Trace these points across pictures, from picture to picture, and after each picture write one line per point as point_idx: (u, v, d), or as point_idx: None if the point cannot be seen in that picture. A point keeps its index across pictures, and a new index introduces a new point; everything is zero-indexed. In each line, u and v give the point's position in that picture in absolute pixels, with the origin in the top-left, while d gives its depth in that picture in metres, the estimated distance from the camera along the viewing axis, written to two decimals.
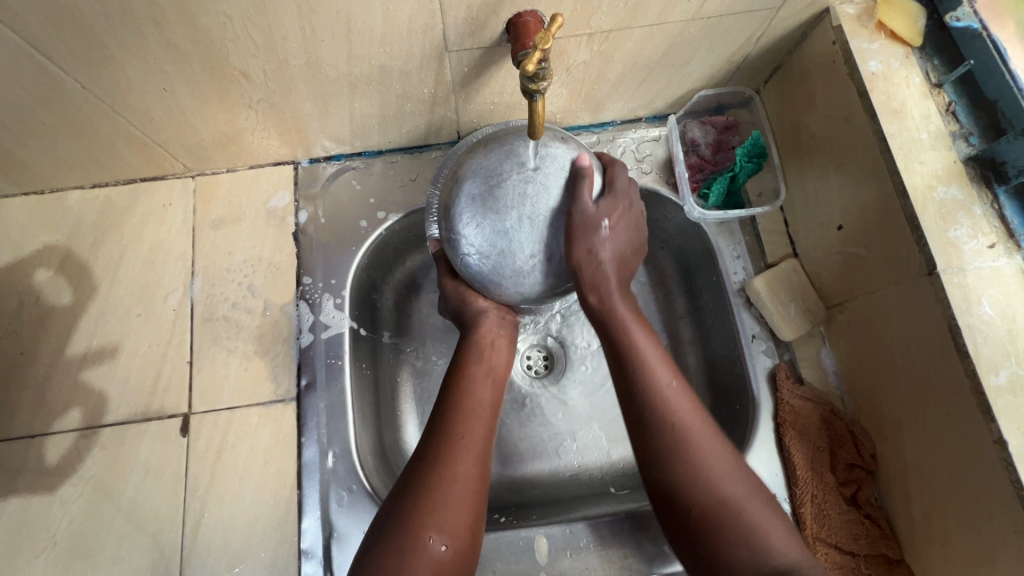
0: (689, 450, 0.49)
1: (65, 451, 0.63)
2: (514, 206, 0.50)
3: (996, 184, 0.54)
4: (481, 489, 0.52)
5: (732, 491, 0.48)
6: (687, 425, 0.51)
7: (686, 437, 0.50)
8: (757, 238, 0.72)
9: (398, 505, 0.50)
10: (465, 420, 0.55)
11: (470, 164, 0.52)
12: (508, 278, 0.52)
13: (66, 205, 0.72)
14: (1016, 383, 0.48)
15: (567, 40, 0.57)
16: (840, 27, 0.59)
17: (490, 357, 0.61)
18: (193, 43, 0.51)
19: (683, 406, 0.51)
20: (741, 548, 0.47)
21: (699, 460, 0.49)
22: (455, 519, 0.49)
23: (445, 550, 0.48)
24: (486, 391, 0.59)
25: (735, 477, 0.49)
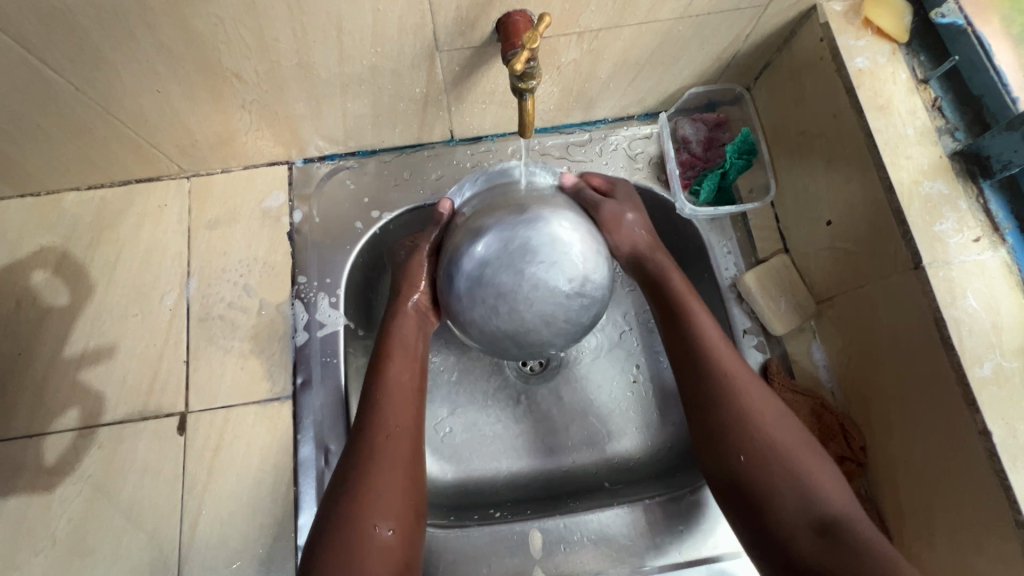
0: (740, 396, 0.54)
1: (63, 451, 0.64)
2: (484, 297, 0.53)
3: (981, 178, 0.55)
4: (413, 475, 0.54)
5: (790, 431, 0.53)
6: (732, 371, 0.55)
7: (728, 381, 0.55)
8: (749, 233, 0.73)
9: (337, 501, 0.51)
10: (389, 410, 0.56)
11: (488, 351, 0.57)
12: (569, 307, 0.53)
13: (63, 206, 0.72)
14: (1001, 374, 0.49)
15: (557, 39, 0.58)
16: (828, 24, 0.60)
17: (413, 344, 0.62)
18: (185, 45, 0.52)
19: (731, 358, 0.56)
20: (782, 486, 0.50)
21: (751, 406, 0.54)
22: (396, 504, 0.52)
23: (392, 534, 0.50)
24: (406, 374, 0.59)
25: (777, 421, 0.53)
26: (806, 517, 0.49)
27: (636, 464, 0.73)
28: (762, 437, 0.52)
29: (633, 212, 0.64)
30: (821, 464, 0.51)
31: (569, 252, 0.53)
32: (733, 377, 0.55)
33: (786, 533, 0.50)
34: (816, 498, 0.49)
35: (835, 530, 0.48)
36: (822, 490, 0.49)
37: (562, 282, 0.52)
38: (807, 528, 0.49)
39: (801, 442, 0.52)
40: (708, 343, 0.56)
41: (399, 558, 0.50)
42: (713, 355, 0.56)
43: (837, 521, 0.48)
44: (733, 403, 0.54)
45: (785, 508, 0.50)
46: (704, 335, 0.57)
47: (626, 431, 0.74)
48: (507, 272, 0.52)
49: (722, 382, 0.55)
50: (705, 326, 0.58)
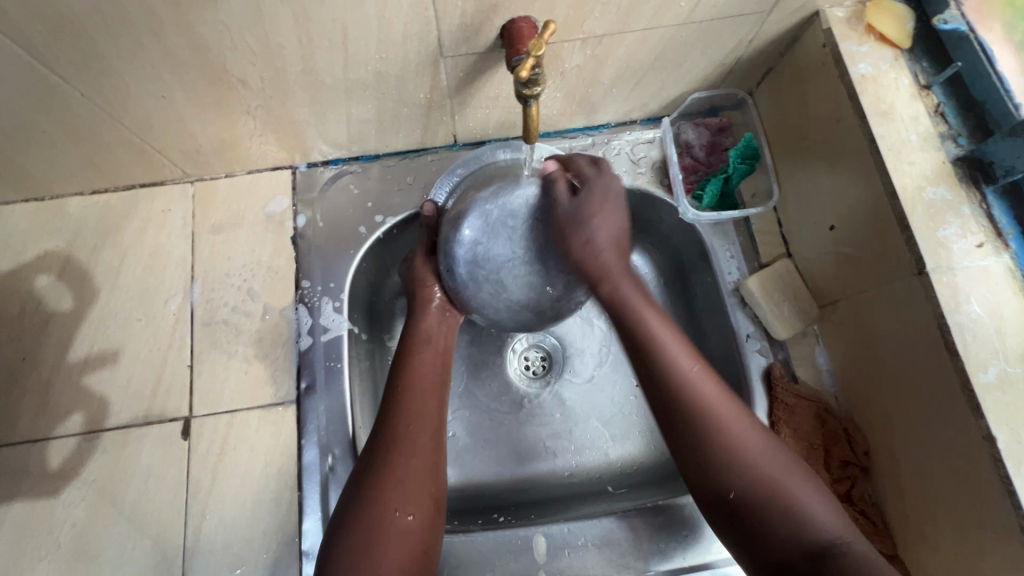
0: (722, 432, 0.50)
1: (68, 456, 0.64)
2: (486, 278, 0.57)
3: (984, 184, 0.55)
4: (437, 464, 0.55)
5: (776, 463, 0.50)
6: (716, 406, 0.51)
7: (709, 415, 0.51)
8: (751, 238, 0.73)
9: (361, 486, 0.52)
10: (416, 400, 0.57)
11: (508, 320, 0.61)
12: (563, 257, 0.57)
13: (67, 211, 0.72)
14: (1005, 380, 0.49)
15: (561, 45, 0.58)
16: (830, 30, 0.60)
17: (439, 338, 0.63)
18: (191, 51, 0.52)
19: (713, 390, 0.53)
20: (773, 522, 0.48)
21: (734, 443, 0.50)
22: (418, 491, 0.52)
23: (412, 520, 0.51)
24: (434, 368, 0.61)
25: (766, 453, 0.50)
26: (797, 548, 0.47)
27: (639, 468, 0.73)
28: (744, 472, 0.49)
29: (589, 217, 0.56)
30: (811, 491, 0.49)
31: (544, 205, 0.57)
32: (716, 411, 0.51)
33: (779, 567, 0.47)
34: (808, 530, 0.47)
35: (828, 557, 0.45)
36: (815, 520, 0.47)
37: (548, 236, 0.57)
38: (799, 556, 0.46)
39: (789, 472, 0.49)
40: (685, 376, 0.52)
41: (419, 544, 0.50)
42: (693, 392, 0.52)
43: (832, 546, 0.46)
44: (717, 443, 0.50)
45: (777, 542, 0.47)
46: (679, 367, 0.53)
47: (628, 435, 0.74)
48: (501, 246, 0.56)
49: (701, 414, 0.51)
50: (681, 356, 0.53)
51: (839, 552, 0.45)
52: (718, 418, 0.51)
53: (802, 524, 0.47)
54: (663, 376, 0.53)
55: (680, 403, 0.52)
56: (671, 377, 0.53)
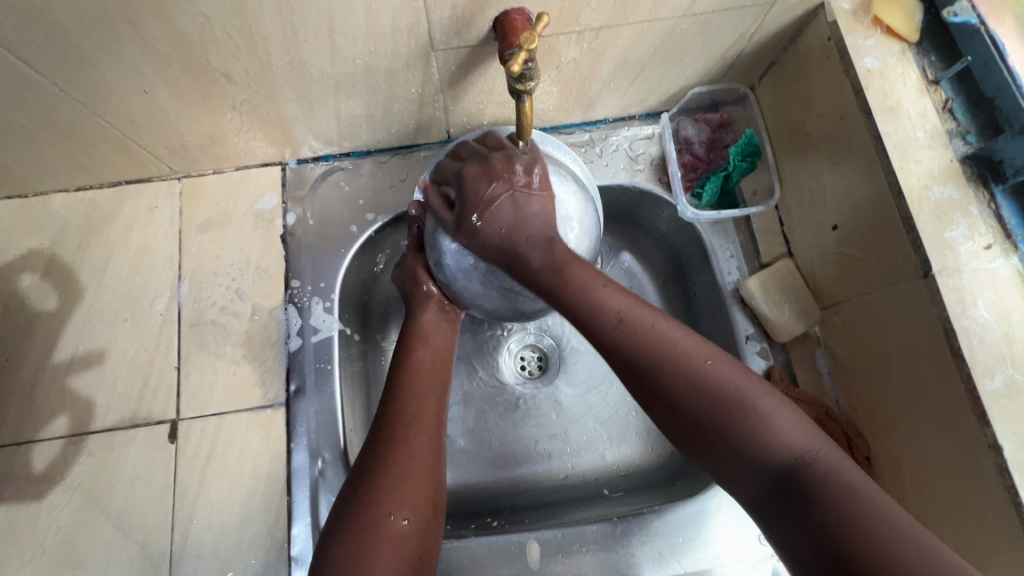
0: (663, 367, 0.44)
1: (52, 459, 0.62)
2: (474, 270, 0.56)
3: (993, 183, 0.53)
4: (436, 466, 0.53)
5: (721, 391, 0.43)
6: (656, 338, 0.46)
7: (649, 354, 0.45)
8: (752, 237, 0.71)
9: (356, 488, 0.50)
10: (416, 400, 0.56)
11: (500, 308, 0.60)
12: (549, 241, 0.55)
13: (51, 208, 0.71)
14: (1012, 387, 0.47)
15: (557, 38, 0.56)
16: (836, 23, 0.58)
17: (438, 336, 0.61)
18: (172, 44, 0.50)
19: (651, 318, 0.47)
20: (734, 454, 0.42)
21: (682, 374, 0.44)
22: (415, 494, 0.50)
23: (407, 524, 0.48)
24: (435, 370, 0.59)
25: (718, 373, 0.43)
26: (764, 475, 0.41)
27: (636, 471, 0.71)
28: (692, 410, 0.43)
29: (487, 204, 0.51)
30: (773, 406, 0.42)
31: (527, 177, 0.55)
32: (653, 346, 0.46)
33: (753, 493, 0.41)
34: (772, 452, 0.40)
35: (800, 478, 0.39)
36: (782, 439, 0.40)
37: None
38: (770, 484, 0.40)
39: (750, 393, 0.42)
40: (617, 320, 0.48)
41: (414, 549, 0.48)
42: (626, 332, 0.47)
43: (800, 466, 0.39)
44: (660, 375, 0.44)
45: (741, 473, 0.42)
46: (610, 307, 0.48)
47: (625, 437, 0.73)
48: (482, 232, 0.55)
49: (639, 353, 0.46)
50: (608, 294, 0.49)
51: (808, 472, 0.39)
52: (656, 355, 0.45)
53: (763, 450, 0.40)
54: (596, 321, 0.48)
55: (617, 343, 0.47)
56: (603, 321, 0.48)
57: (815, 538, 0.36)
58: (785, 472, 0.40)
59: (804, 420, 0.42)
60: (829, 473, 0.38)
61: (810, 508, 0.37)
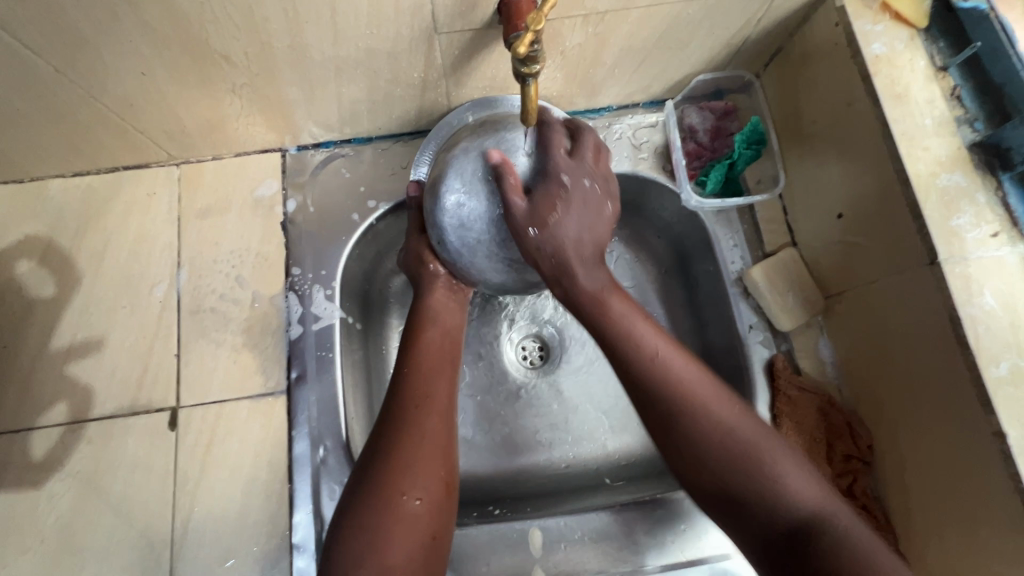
0: (698, 407, 0.49)
1: (51, 447, 0.62)
2: (479, 242, 0.52)
3: (1000, 171, 0.53)
4: (448, 446, 0.53)
5: (747, 445, 0.48)
6: (691, 388, 0.50)
7: (685, 395, 0.50)
8: (756, 226, 0.71)
9: (367, 467, 0.50)
10: (427, 379, 0.55)
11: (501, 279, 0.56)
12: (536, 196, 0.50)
13: (48, 194, 0.70)
14: (1017, 374, 0.47)
15: (562, 22, 0.55)
16: (844, 8, 0.58)
17: (448, 318, 0.61)
18: (171, 25, 0.49)
19: (688, 372, 0.51)
20: (752, 498, 0.47)
21: (710, 424, 0.49)
22: (427, 473, 0.50)
23: (420, 503, 0.48)
24: (444, 350, 0.59)
25: (743, 426, 0.49)
26: (777, 521, 0.46)
27: (636, 460, 0.71)
28: (719, 458, 0.48)
29: (551, 219, 0.49)
30: (791, 463, 0.47)
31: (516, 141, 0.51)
32: (683, 391, 0.50)
33: (762, 543, 0.47)
34: (784, 507, 0.46)
35: (812, 529, 0.44)
36: (796, 501, 0.45)
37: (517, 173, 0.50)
38: (780, 530, 0.46)
39: (768, 452, 0.48)
40: (652, 357, 0.51)
41: (427, 529, 0.48)
42: (660, 371, 0.51)
43: (812, 518, 0.45)
44: (689, 417, 0.49)
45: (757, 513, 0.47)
46: (643, 343, 0.52)
47: (626, 427, 0.73)
48: (472, 203, 0.51)
49: (675, 394, 0.50)
50: (652, 341, 0.52)
51: (823, 525, 0.44)
52: (689, 398, 0.50)
53: (777, 502, 0.46)
54: (628, 358, 0.52)
55: (654, 386, 0.51)
56: (639, 362, 0.51)
57: None
58: (799, 524, 0.45)
59: (816, 479, 0.47)
60: (843, 531, 0.44)
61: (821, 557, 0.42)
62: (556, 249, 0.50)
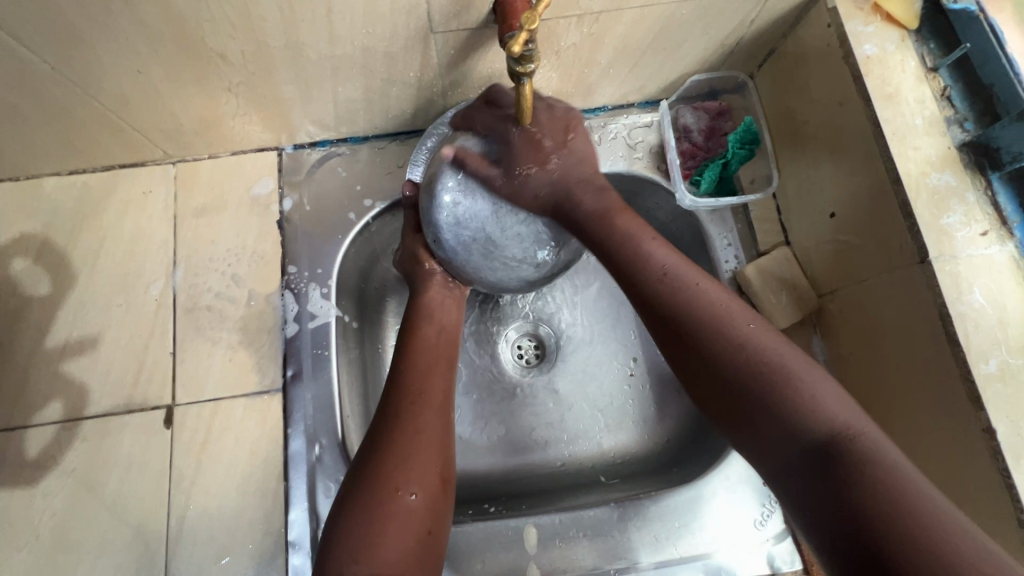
0: (714, 320, 0.47)
1: (45, 445, 0.62)
2: (474, 241, 0.55)
3: (990, 170, 0.54)
4: (444, 442, 0.53)
5: (766, 358, 0.44)
6: (709, 299, 0.48)
7: (699, 308, 0.47)
8: (750, 225, 0.72)
9: (363, 463, 0.50)
10: (423, 377, 0.56)
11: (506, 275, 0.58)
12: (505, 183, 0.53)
13: (43, 192, 0.70)
14: (1006, 371, 0.48)
15: (556, 22, 0.55)
16: (835, 10, 0.58)
17: (444, 317, 0.61)
18: (167, 23, 0.49)
19: (706, 284, 0.49)
20: (769, 412, 0.43)
21: (726, 338, 0.46)
22: (422, 468, 0.50)
23: (416, 499, 0.48)
24: (442, 348, 0.59)
25: (763, 338, 0.45)
26: (794, 438, 0.41)
27: (631, 458, 0.72)
28: (734, 370, 0.45)
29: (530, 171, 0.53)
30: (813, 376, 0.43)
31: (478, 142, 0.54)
32: (699, 303, 0.48)
33: (781, 463, 0.42)
34: (805, 420, 0.41)
35: (835, 445, 0.40)
36: (819, 413, 0.41)
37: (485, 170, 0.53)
38: (799, 448, 0.41)
39: (789, 364, 0.44)
40: (661, 275, 0.50)
41: (423, 524, 0.48)
42: (670, 286, 0.49)
43: (834, 437, 0.40)
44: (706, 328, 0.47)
45: (773, 432, 0.43)
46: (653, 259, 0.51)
47: (621, 425, 0.73)
48: (460, 209, 0.54)
49: (688, 307, 0.48)
50: (670, 259, 0.51)
51: (844, 443, 0.39)
52: (704, 314, 0.47)
53: (797, 416, 0.42)
54: (640, 271, 0.51)
55: (669, 298, 0.49)
56: (652, 275, 0.50)
57: (836, 511, 0.37)
58: (821, 441, 0.40)
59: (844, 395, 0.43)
60: (869, 446, 0.39)
61: (844, 470, 0.38)
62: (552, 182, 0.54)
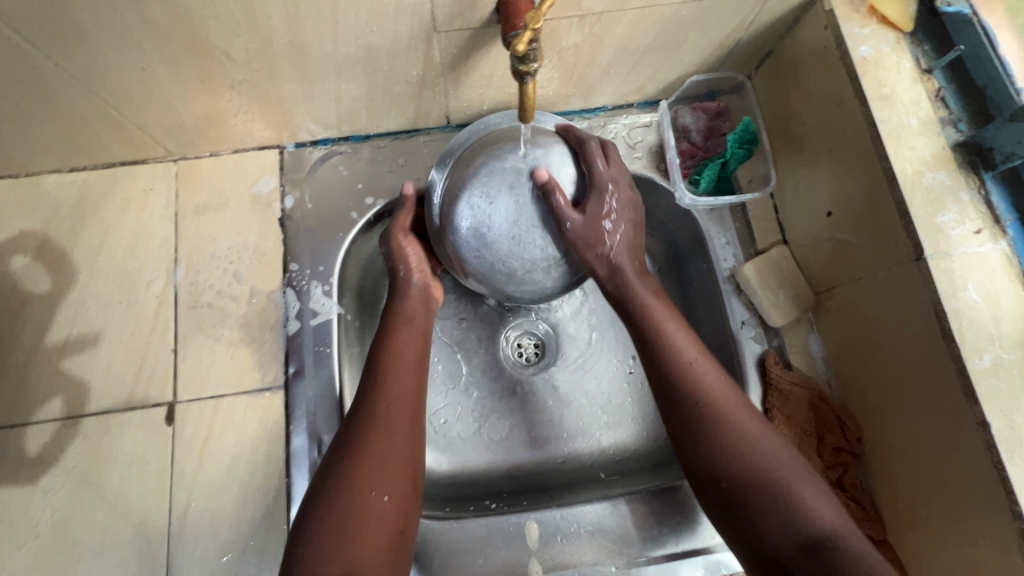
0: (723, 417, 0.50)
1: (46, 442, 0.62)
2: (513, 268, 0.54)
3: (983, 170, 0.55)
4: (415, 442, 0.53)
5: (768, 461, 0.49)
6: (717, 399, 0.51)
7: (713, 405, 0.51)
8: (748, 224, 0.72)
9: (334, 464, 0.50)
10: (393, 374, 0.55)
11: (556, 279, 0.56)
12: (509, 205, 0.52)
13: (43, 189, 0.69)
14: (1000, 366, 0.49)
15: (559, 22, 0.56)
16: (832, 12, 0.59)
17: (420, 318, 0.61)
18: (171, 21, 0.50)
19: (717, 383, 0.52)
20: (770, 513, 0.47)
21: (734, 438, 0.50)
22: (394, 470, 0.50)
23: (388, 500, 0.49)
24: (412, 346, 0.58)
25: (769, 443, 0.50)
26: (793, 537, 0.46)
27: (630, 455, 0.72)
28: (738, 474, 0.49)
29: (586, 228, 0.53)
30: (808, 480, 0.48)
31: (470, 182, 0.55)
32: (710, 399, 0.51)
33: (777, 555, 0.47)
34: (802, 520, 0.46)
35: (824, 546, 0.45)
36: (814, 517, 0.46)
37: (485, 202, 0.53)
38: (795, 544, 0.46)
39: (787, 467, 0.49)
40: (687, 364, 0.53)
41: (393, 523, 0.48)
42: (690, 376, 0.52)
43: (828, 538, 0.45)
44: (713, 426, 0.50)
45: (772, 529, 0.47)
46: (679, 347, 0.53)
47: (620, 422, 0.74)
48: (481, 246, 0.53)
49: (700, 403, 0.51)
50: (687, 347, 0.54)
51: (834, 544, 0.45)
52: (715, 411, 0.51)
53: (797, 516, 0.47)
54: (664, 356, 0.53)
55: (681, 392, 0.52)
56: (671, 360, 0.53)
57: None
58: (815, 539, 0.46)
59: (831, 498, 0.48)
60: (855, 551, 0.45)
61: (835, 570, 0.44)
62: (608, 261, 0.55)
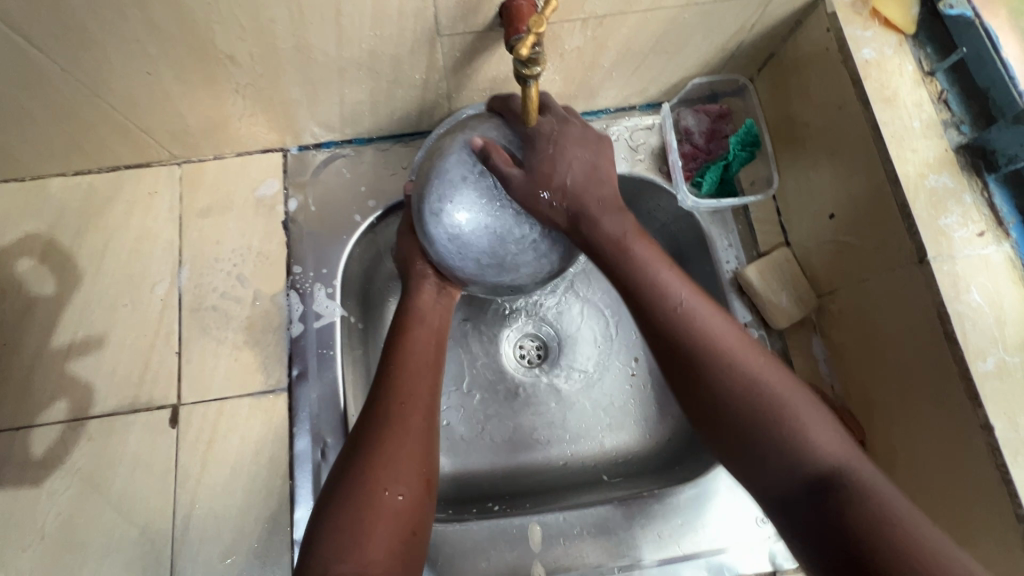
0: (721, 359, 0.48)
1: (51, 444, 0.62)
2: (495, 266, 0.53)
3: (986, 172, 0.55)
4: (430, 443, 0.53)
5: (767, 399, 0.46)
6: (712, 340, 0.48)
7: (708, 346, 0.48)
8: (750, 226, 0.73)
9: (349, 464, 0.50)
10: (409, 377, 0.56)
11: (542, 253, 0.53)
12: (458, 209, 0.51)
13: (48, 192, 0.70)
14: (1003, 369, 0.49)
15: (562, 25, 0.56)
16: (835, 14, 0.59)
17: (432, 319, 0.61)
18: (177, 25, 0.50)
19: (713, 324, 0.49)
20: (773, 455, 0.45)
21: (732, 378, 0.47)
22: (409, 468, 0.50)
23: (402, 499, 0.48)
24: (426, 349, 0.59)
25: (765, 384, 0.47)
26: (797, 476, 0.44)
27: (633, 457, 0.72)
28: (736, 417, 0.47)
29: (537, 186, 0.49)
30: (811, 415, 0.46)
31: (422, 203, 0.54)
32: (707, 341, 0.48)
33: (784, 498, 0.45)
34: (806, 458, 0.44)
35: (832, 480, 0.43)
36: (817, 451, 0.44)
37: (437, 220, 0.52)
38: (802, 483, 0.44)
39: (788, 406, 0.46)
40: (677, 306, 0.49)
41: (408, 524, 0.48)
42: (683, 319, 0.49)
43: (833, 473, 0.43)
44: (708, 369, 0.48)
45: (777, 470, 0.45)
46: (670, 289, 0.50)
47: (623, 425, 0.74)
48: (459, 258, 0.54)
49: (695, 345, 0.48)
50: (677, 288, 0.50)
51: (841, 479, 0.43)
52: (708, 351, 0.48)
53: (801, 454, 0.44)
54: (656, 297, 0.50)
55: (674, 336, 0.49)
56: (660, 301, 0.50)
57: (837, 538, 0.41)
58: (822, 478, 0.43)
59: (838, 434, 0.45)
60: (864, 483, 0.42)
61: (840, 507, 0.41)
62: (571, 200, 0.50)
